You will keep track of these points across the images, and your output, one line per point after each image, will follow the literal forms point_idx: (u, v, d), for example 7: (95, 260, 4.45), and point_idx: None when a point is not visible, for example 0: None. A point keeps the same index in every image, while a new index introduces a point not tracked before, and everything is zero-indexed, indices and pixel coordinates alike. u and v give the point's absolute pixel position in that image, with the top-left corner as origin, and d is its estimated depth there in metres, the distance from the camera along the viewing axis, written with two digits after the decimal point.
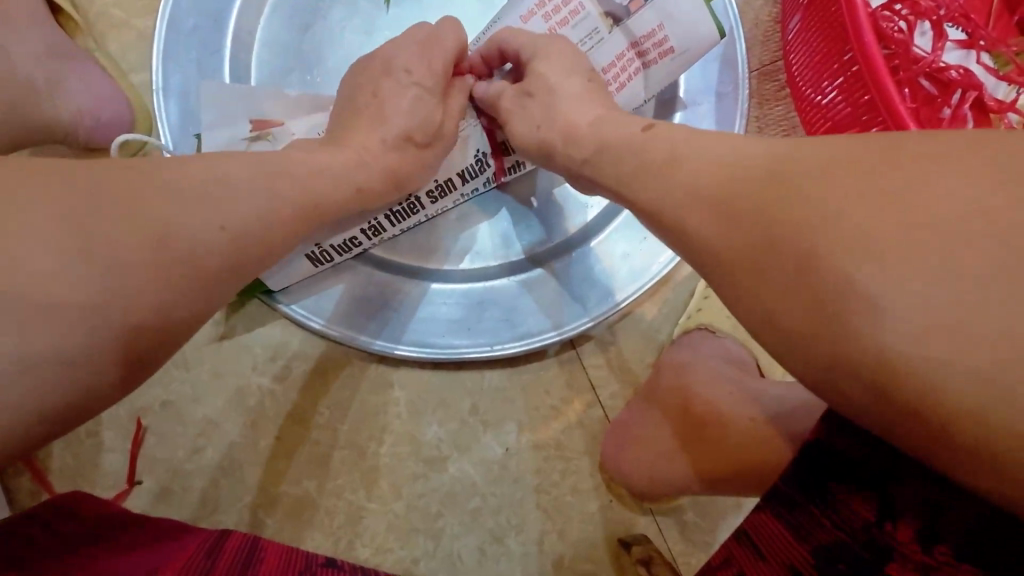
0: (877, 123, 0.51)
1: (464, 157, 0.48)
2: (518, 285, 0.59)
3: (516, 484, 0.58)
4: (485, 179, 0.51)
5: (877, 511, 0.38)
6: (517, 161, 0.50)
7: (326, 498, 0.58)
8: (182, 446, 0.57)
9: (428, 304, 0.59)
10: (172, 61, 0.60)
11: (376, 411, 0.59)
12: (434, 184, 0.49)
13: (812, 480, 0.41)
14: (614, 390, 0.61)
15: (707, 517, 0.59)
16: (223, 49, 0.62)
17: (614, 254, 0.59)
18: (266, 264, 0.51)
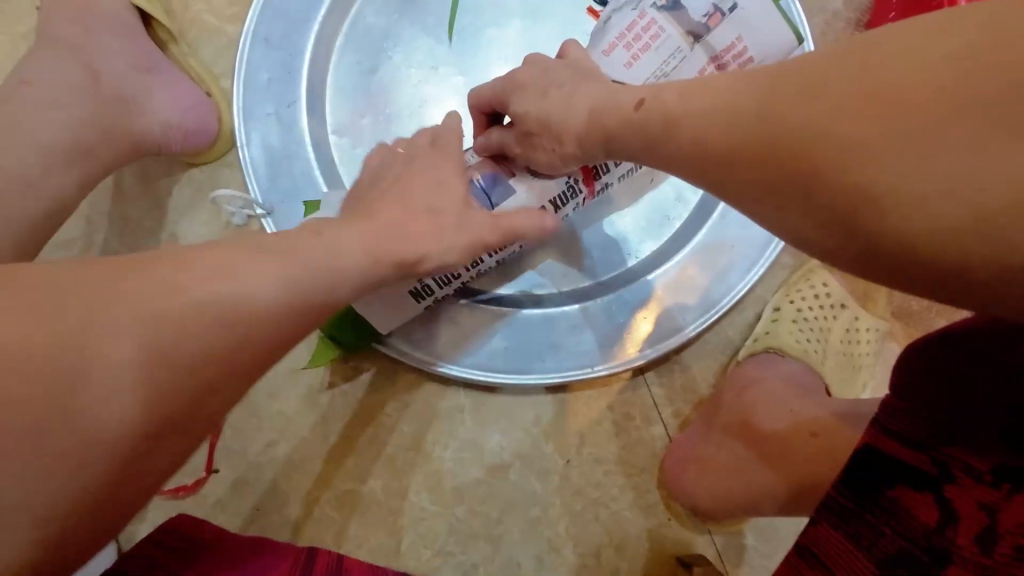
0: None
1: (557, 184, 0.50)
2: (602, 306, 0.60)
3: (575, 497, 0.59)
4: (575, 204, 0.52)
5: (940, 515, 0.35)
6: (607, 184, 0.52)
7: (391, 498, 0.59)
8: (257, 440, 0.60)
9: (516, 329, 0.60)
10: (252, 87, 0.62)
11: (441, 416, 0.60)
12: (528, 213, 0.51)
13: (868, 485, 0.37)
14: (677, 409, 0.61)
15: (766, 541, 0.59)
16: (301, 68, 0.63)
17: (695, 273, 0.60)
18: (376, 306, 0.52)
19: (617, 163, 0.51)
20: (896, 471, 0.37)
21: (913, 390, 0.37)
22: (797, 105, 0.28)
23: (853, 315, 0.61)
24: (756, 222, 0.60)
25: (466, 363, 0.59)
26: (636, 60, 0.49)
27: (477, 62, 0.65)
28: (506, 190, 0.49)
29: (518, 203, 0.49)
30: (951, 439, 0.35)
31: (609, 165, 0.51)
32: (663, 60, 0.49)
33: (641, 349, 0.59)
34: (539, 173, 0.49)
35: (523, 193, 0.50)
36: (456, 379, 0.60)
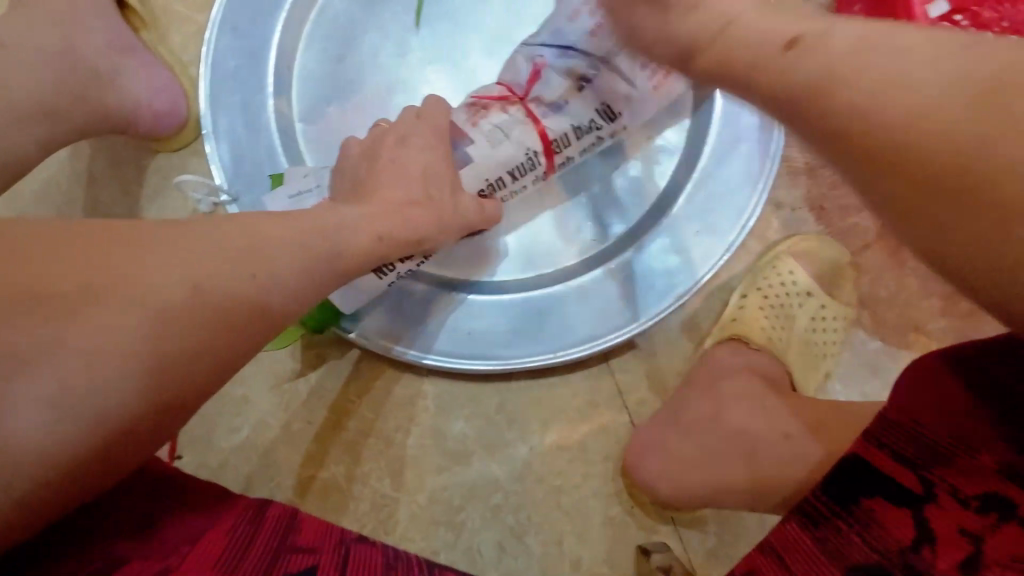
0: None
1: (517, 155, 0.52)
2: (574, 291, 0.60)
3: (537, 484, 0.59)
4: (534, 176, 0.55)
5: (916, 533, 0.35)
6: (569, 157, 0.54)
7: (352, 484, 0.59)
8: (220, 425, 0.60)
9: (487, 316, 0.60)
10: (218, 75, 0.62)
11: (404, 403, 0.60)
12: (486, 183, 0.53)
13: (846, 493, 0.39)
14: (642, 397, 0.60)
15: (729, 530, 0.58)
16: (267, 56, 0.64)
17: (665, 255, 0.60)
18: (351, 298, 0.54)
19: (576, 136, 0.53)
20: (879, 482, 0.37)
21: (913, 406, 0.39)
22: (802, 93, 0.30)
23: (819, 303, 0.60)
24: (721, 209, 0.60)
25: (435, 351, 0.59)
26: (599, 28, 0.50)
27: (444, 48, 0.65)
28: (466, 158, 0.52)
29: (478, 172, 0.53)
30: (943, 459, 0.35)
31: (569, 139, 0.53)
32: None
33: (610, 331, 0.59)
34: (497, 145, 0.52)
35: (483, 163, 0.52)
36: (425, 367, 0.60)
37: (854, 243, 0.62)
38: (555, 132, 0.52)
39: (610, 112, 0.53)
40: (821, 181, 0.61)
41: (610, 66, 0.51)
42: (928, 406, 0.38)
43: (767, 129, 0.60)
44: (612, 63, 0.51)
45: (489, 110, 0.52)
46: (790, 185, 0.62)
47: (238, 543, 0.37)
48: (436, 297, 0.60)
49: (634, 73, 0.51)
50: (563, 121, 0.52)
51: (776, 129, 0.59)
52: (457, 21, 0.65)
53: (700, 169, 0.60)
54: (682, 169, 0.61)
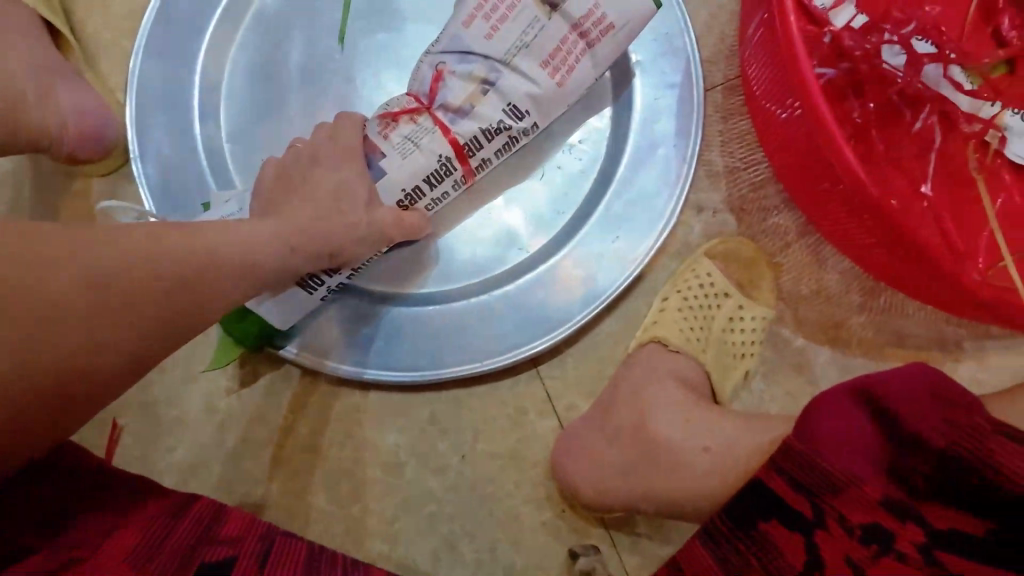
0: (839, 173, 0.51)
1: (430, 162, 0.54)
2: (503, 298, 0.62)
3: (470, 492, 0.60)
4: (453, 181, 0.56)
5: (806, 559, 0.37)
6: (483, 159, 0.56)
7: (287, 499, 0.60)
8: (155, 446, 0.60)
9: (419, 327, 0.61)
10: (146, 100, 0.63)
11: (336, 417, 0.61)
12: (403, 192, 0.55)
13: (745, 517, 0.40)
14: (571, 402, 0.61)
15: (659, 531, 0.59)
16: (195, 79, 0.65)
17: (591, 257, 0.61)
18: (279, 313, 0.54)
19: (488, 137, 0.54)
20: (777, 508, 0.39)
21: (822, 436, 0.37)
22: None
23: (737, 304, 0.61)
24: (641, 214, 0.61)
25: (367, 364, 0.60)
26: (497, 30, 0.52)
27: (368, 65, 0.66)
28: (380, 171, 0.54)
29: (394, 182, 0.54)
30: (836, 490, 0.36)
31: (480, 142, 0.54)
32: (522, 29, 0.52)
33: (538, 336, 0.60)
34: (409, 156, 0.53)
35: (397, 174, 0.54)
36: (357, 380, 0.61)
37: (775, 243, 0.63)
38: (465, 137, 0.54)
39: (517, 111, 0.54)
40: (739, 184, 0.64)
41: (511, 67, 0.52)
42: (834, 438, 0.37)
43: (685, 131, 0.62)
44: (512, 64, 0.52)
45: (398, 121, 0.54)
46: (709, 188, 0.64)
47: (153, 535, 0.38)
48: (367, 312, 0.61)
49: (536, 72, 0.53)
50: (471, 125, 0.53)
51: (692, 133, 0.61)
52: (380, 38, 0.66)
53: (620, 176, 0.62)
54: (603, 176, 0.63)
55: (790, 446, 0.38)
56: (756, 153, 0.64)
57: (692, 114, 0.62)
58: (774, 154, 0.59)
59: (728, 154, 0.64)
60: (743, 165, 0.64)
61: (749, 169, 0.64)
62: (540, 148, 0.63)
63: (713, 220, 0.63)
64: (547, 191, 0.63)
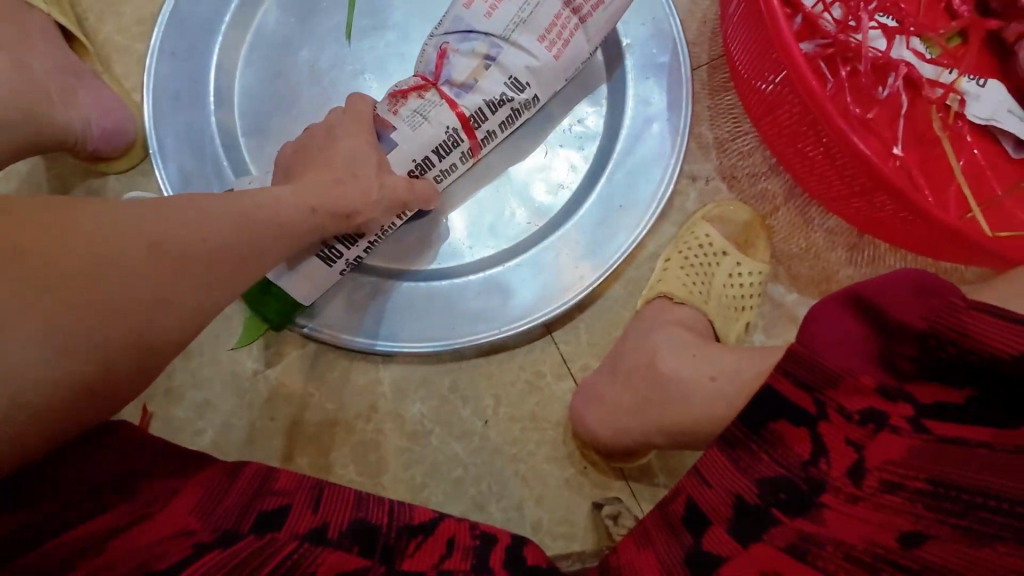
0: (821, 128, 0.55)
1: (439, 133, 0.57)
2: (516, 268, 0.65)
3: (495, 455, 0.62)
4: (461, 152, 0.59)
5: (812, 447, 0.40)
6: (489, 131, 0.60)
7: (318, 473, 0.62)
8: (184, 429, 0.62)
9: (437, 300, 0.64)
10: (161, 98, 0.66)
11: (361, 391, 0.63)
12: (413, 163, 0.58)
13: (755, 419, 0.43)
14: (585, 363, 0.65)
15: (676, 479, 0.62)
16: (207, 78, 0.68)
17: (596, 225, 0.65)
18: (299, 285, 0.57)
19: (493, 109, 0.58)
20: (781, 408, 0.42)
21: (821, 339, 0.42)
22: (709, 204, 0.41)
23: (736, 261, 0.65)
24: (640, 184, 0.65)
25: (390, 337, 0.63)
26: (495, 10, 0.56)
27: (375, 58, 0.69)
28: (391, 144, 0.57)
29: (404, 152, 0.57)
30: (834, 383, 0.40)
31: (485, 115, 0.58)
32: (519, 6, 0.56)
33: (552, 302, 0.64)
34: (418, 128, 0.57)
35: (407, 146, 0.57)
36: (381, 353, 0.63)
37: (765, 206, 0.68)
38: (471, 109, 0.57)
39: (518, 84, 0.58)
40: (729, 153, 0.69)
41: (512, 43, 0.56)
42: (830, 340, 0.41)
43: (676, 106, 0.66)
44: (512, 40, 0.56)
45: (407, 97, 0.57)
46: (701, 159, 0.68)
47: (211, 496, 0.41)
48: (385, 289, 0.64)
49: (534, 46, 0.57)
50: (475, 98, 0.57)
51: (683, 107, 0.66)
52: (386, 32, 0.69)
53: (618, 149, 0.66)
54: (602, 152, 0.67)
55: (796, 352, 0.42)
56: (742, 124, 0.69)
57: (681, 90, 0.66)
58: (760, 118, 0.64)
59: (716, 126, 0.69)
60: (731, 136, 0.69)
61: (736, 140, 0.69)
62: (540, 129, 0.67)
63: (706, 188, 0.68)
64: (551, 166, 0.67)
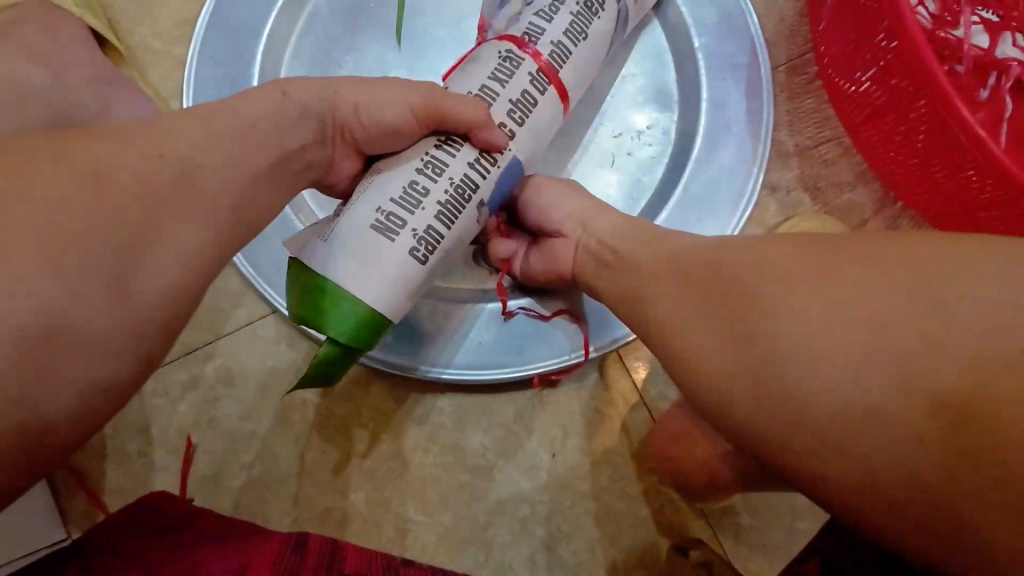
0: (924, 105, 0.51)
1: (491, 59, 0.50)
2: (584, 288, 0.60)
3: (564, 491, 0.58)
4: (525, 72, 0.50)
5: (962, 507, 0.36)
6: (553, 41, 0.50)
7: (374, 511, 0.57)
8: (231, 463, 0.58)
9: (499, 323, 0.59)
10: (202, 105, 0.62)
11: (418, 421, 0.58)
12: (471, 95, 0.49)
13: None
14: (659, 391, 0.60)
15: (762, 519, 0.57)
16: (251, 84, 0.63)
17: None
18: (329, 253, 0.46)
19: (552, 10, 0.51)
20: None
21: None
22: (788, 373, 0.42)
23: None
24: (719, 196, 0.60)
25: (449, 365, 0.58)
26: None
27: (427, 61, 0.64)
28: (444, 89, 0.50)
29: (456, 87, 0.50)
30: None
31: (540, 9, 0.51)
32: None
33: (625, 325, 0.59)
34: (468, 67, 0.50)
35: (461, 84, 0.50)
36: (440, 382, 0.58)
37: (851, 219, 0.63)
38: (522, 29, 0.51)
39: None
40: (811, 161, 0.63)
41: None
42: None
43: (756, 111, 0.61)
44: None
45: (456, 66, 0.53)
46: (782, 167, 0.63)
47: (285, 566, 0.35)
48: (446, 312, 0.59)
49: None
50: (525, 20, 0.51)
51: (764, 112, 0.61)
52: (439, 34, 0.65)
53: (695, 157, 0.61)
54: (676, 160, 0.62)
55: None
56: (826, 129, 0.63)
57: (761, 94, 0.61)
58: (860, 125, 0.60)
59: (797, 132, 0.63)
60: (813, 143, 0.63)
61: (818, 147, 0.64)
62: (607, 135, 0.62)
63: (787, 200, 0.63)
64: (621, 176, 0.62)
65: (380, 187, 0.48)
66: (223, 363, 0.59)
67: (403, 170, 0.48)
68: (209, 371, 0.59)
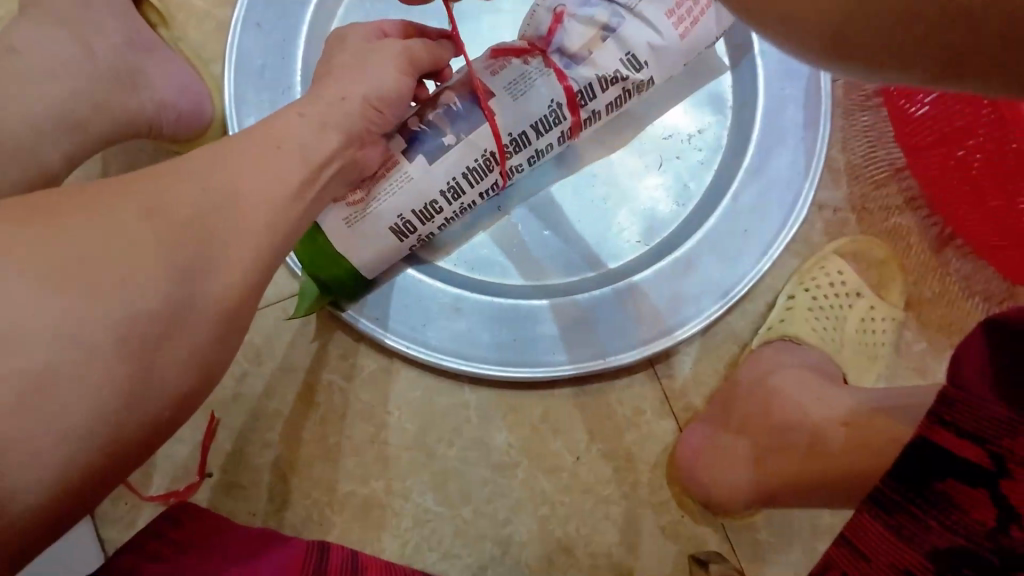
0: None
1: (540, 106, 0.48)
2: (623, 292, 0.58)
3: (585, 494, 0.57)
4: (560, 133, 0.50)
5: (997, 513, 0.31)
6: (594, 111, 0.50)
7: (394, 499, 0.57)
8: (253, 440, 0.57)
9: (541, 322, 0.58)
10: (243, 74, 0.59)
11: (446, 414, 0.58)
12: (508, 138, 0.48)
13: (912, 478, 0.34)
14: (688, 402, 0.59)
15: (782, 537, 0.57)
16: (296, 53, 0.60)
17: (718, 248, 0.58)
18: (348, 242, 0.49)
19: (602, 87, 0.49)
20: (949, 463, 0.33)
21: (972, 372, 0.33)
22: None
23: (868, 304, 0.60)
24: (769, 209, 0.58)
25: (485, 360, 0.57)
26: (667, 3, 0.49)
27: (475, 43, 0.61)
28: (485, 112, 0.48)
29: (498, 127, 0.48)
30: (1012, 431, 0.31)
31: (594, 90, 0.49)
32: None
33: (663, 332, 0.57)
34: (519, 97, 0.48)
35: (501, 117, 0.48)
36: (475, 377, 0.57)
37: (897, 243, 0.61)
38: (579, 83, 0.48)
39: (634, 61, 0.49)
40: (861, 182, 0.61)
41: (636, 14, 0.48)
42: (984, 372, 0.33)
43: (812, 125, 0.59)
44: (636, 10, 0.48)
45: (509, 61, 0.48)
46: (831, 185, 0.61)
47: None
48: (483, 306, 0.58)
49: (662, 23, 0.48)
50: (586, 71, 0.48)
51: (823, 125, 0.58)
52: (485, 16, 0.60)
53: (746, 166, 0.59)
54: (725, 167, 0.60)
55: (950, 397, 0.34)
56: (879, 150, 0.61)
57: (820, 104, 0.59)
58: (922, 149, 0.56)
59: (849, 151, 0.61)
60: (865, 163, 0.61)
61: (869, 167, 0.61)
62: (655, 136, 0.60)
63: (833, 219, 0.61)
64: (667, 178, 0.60)
65: (403, 192, 0.48)
66: (249, 341, 0.58)
67: (427, 184, 0.48)
68: None
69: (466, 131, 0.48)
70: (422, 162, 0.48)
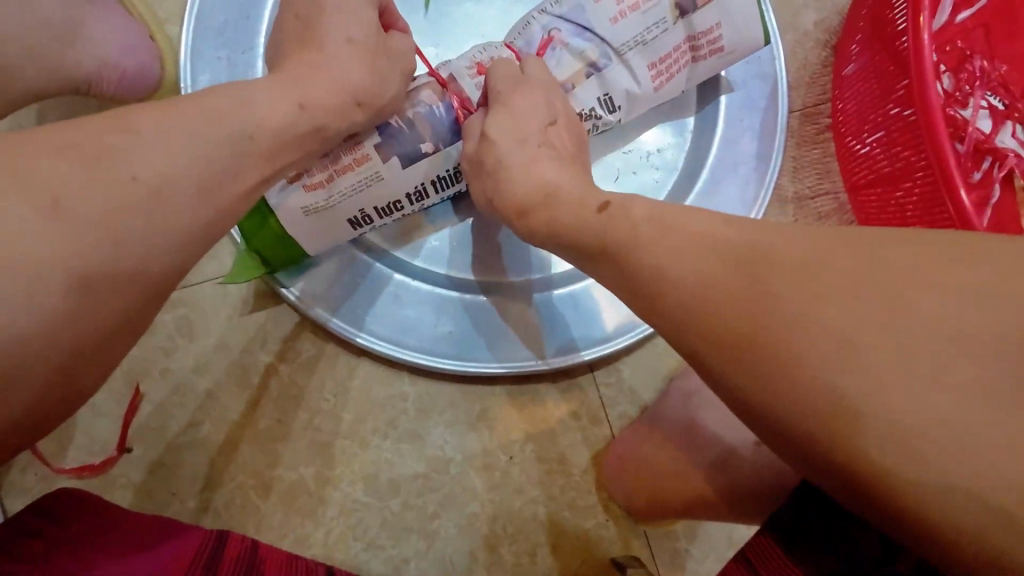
0: (921, 167, 0.53)
1: None
2: (567, 296, 0.59)
3: (515, 493, 0.58)
4: None
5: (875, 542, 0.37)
6: None
7: (321, 487, 0.56)
8: (177, 417, 0.55)
9: (483, 317, 0.58)
10: (202, 33, 0.56)
11: (382, 404, 0.57)
12: None
13: (809, 510, 0.40)
14: (624, 410, 0.60)
15: (699, 546, 0.60)
16: (259, 21, 0.57)
17: None
18: (305, 231, 0.48)
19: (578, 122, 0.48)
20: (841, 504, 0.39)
21: None
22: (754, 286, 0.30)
23: None
24: None
25: (423, 351, 0.57)
26: (622, 17, 0.46)
27: (450, 26, 0.58)
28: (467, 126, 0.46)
29: None
30: None
31: None
32: (647, 26, 0.46)
33: (604, 338, 0.58)
34: None
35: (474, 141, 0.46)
36: (416, 367, 0.57)
37: None
38: None
39: (611, 103, 0.48)
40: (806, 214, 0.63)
41: (621, 60, 0.47)
42: None
43: (766, 154, 0.60)
44: (624, 56, 0.47)
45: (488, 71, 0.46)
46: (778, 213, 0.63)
47: None
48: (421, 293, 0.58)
49: (643, 74, 0.47)
50: None
51: (775, 155, 0.60)
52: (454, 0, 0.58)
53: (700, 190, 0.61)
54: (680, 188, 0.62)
55: None
56: (825, 183, 0.63)
57: (774, 137, 0.60)
58: (862, 189, 0.60)
59: (798, 181, 0.63)
60: (811, 194, 0.63)
61: (815, 199, 0.64)
62: (619, 151, 0.61)
63: None
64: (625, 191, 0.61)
65: (368, 190, 0.47)
66: (184, 315, 0.56)
67: (394, 185, 0.47)
68: (168, 321, 0.56)
69: (449, 142, 0.47)
70: (396, 163, 0.46)
